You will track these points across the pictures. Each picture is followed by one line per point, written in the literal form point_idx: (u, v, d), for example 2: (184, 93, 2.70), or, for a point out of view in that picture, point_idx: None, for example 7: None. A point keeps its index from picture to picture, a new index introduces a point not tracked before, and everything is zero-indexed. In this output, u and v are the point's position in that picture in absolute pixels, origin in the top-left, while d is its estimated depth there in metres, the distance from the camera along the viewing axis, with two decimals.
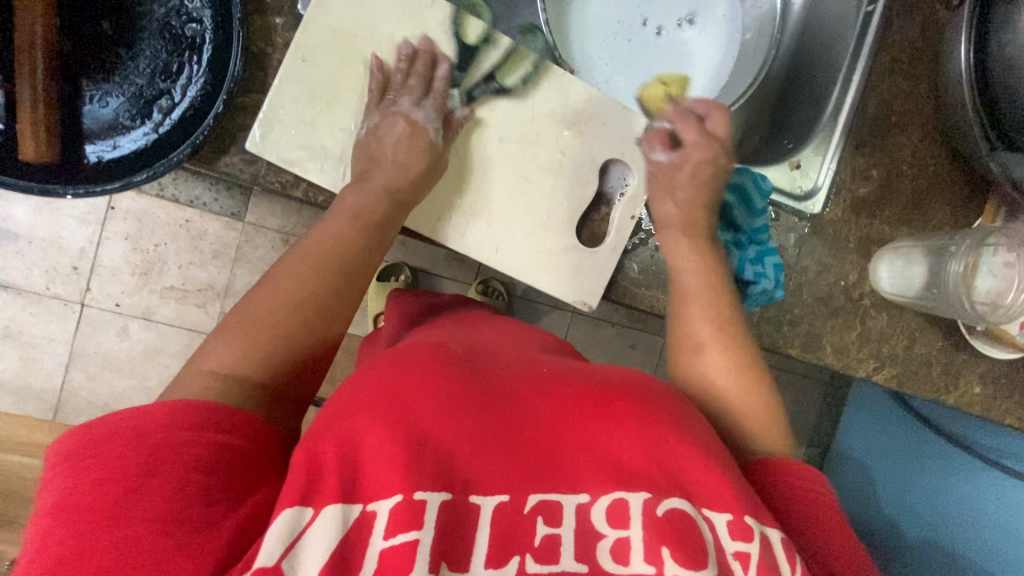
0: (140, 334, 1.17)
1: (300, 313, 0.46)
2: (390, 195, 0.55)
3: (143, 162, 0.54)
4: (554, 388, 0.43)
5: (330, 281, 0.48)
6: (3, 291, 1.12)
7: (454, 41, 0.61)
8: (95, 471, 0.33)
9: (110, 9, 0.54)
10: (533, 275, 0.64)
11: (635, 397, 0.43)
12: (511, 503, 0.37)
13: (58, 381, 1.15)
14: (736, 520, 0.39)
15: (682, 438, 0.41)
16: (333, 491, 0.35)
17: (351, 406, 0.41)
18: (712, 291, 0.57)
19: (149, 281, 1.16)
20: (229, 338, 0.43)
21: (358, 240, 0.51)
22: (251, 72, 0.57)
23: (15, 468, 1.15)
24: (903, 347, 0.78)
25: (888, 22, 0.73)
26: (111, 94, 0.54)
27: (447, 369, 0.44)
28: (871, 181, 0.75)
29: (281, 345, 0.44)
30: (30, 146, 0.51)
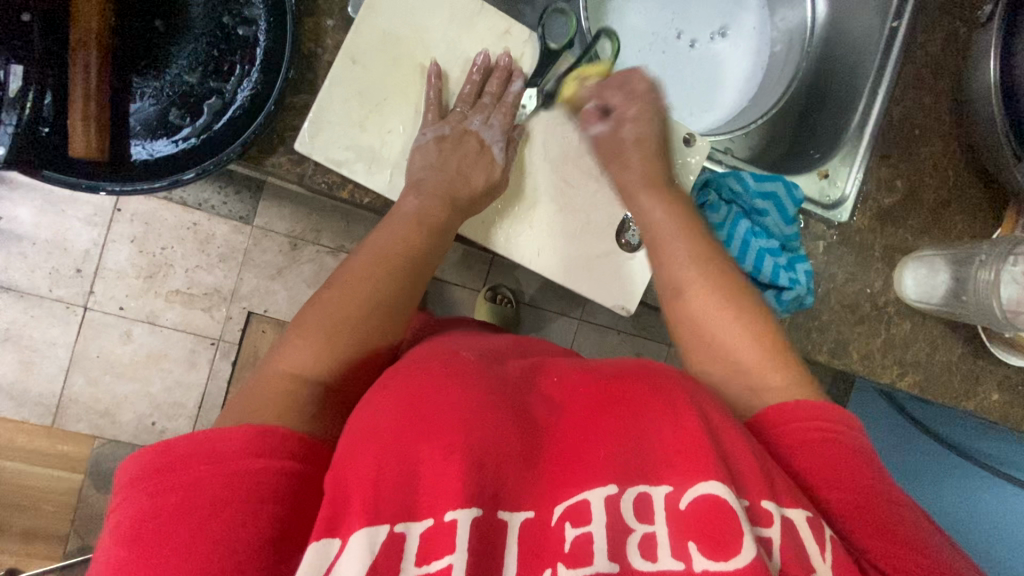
0: (144, 339, 1.14)
1: (375, 320, 0.48)
2: (451, 203, 0.56)
3: (191, 161, 0.54)
4: (570, 396, 0.44)
5: (401, 290, 0.50)
6: (5, 293, 1.09)
7: (501, 47, 0.62)
8: (169, 496, 0.33)
9: (162, 7, 0.54)
10: (573, 278, 0.65)
11: (656, 391, 0.42)
12: (537, 519, 0.38)
13: (58, 386, 1.12)
14: (756, 505, 0.37)
15: (702, 421, 0.40)
16: (360, 515, 0.34)
17: (369, 417, 0.39)
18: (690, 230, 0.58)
19: (155, 285, 1.14)
20: (311, 344, 0.44)
21: (424, 247, 0.52)
22: (301, 73, 0.57)
23: (11, 475, 1.12)
24: (924, 354, 0.79)
25: (912, 37, 0.76)
26: (160, 92, 0.54)
27: (466, 376, 0.42)
28: (896, 191, 0.77)
29: (357, 354, 0.46)
30: (82, 144, 0.50)
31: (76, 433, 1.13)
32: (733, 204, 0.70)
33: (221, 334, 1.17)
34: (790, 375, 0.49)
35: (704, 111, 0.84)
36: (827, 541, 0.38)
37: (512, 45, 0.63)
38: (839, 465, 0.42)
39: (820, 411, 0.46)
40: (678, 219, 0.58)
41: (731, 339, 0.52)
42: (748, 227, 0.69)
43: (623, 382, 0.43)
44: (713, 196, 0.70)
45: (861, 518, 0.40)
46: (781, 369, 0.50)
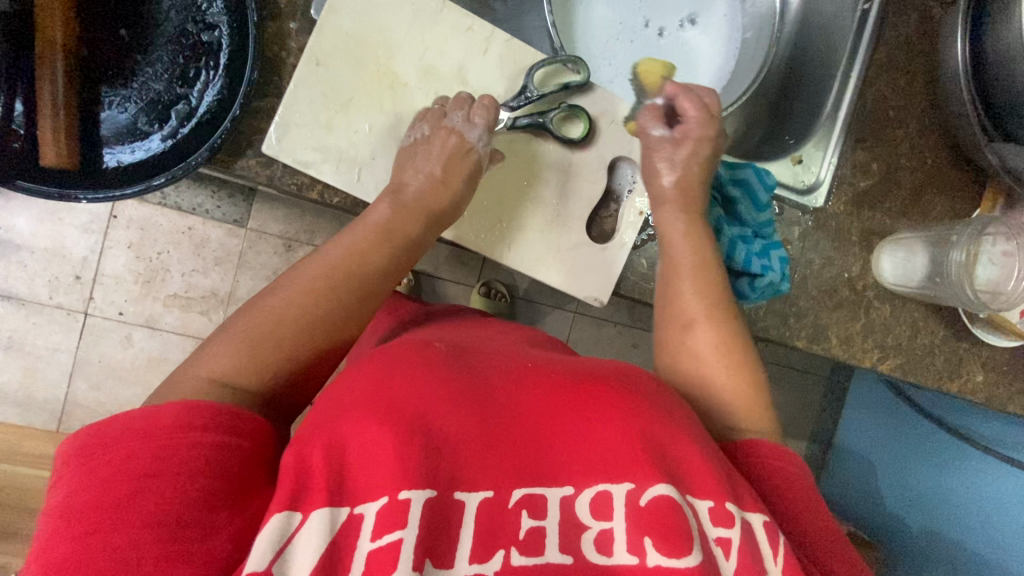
0: (144, 342, 1.17)
1: (309, 332, 0.46)
2: (421, 216, 0.56)
3: (161, 167, 0.55)
4: (542, 382, 0.43)
5: (342, 305, 0.48)
6: (7, 301, 1.12)
7: (464, 44, 0.62)
8: (103, 470, 0.33)
9: (129, 17, 0.55)
10: (544, 271, 0.65)
11: (618, 390, 0.42)
12: (495, 500, 0.38)
13: (63, 391, 1.14)
14: (718, 507, 0.39)
15: (663, 424, 0.41)
16: (321, 492, 0.35)
17: (340, 406, 0.41)
18: (704, 269, 0.59)
19: (153, 289, 1.16)
20: (233, 348, 0.43)
21: (382, 264, 0.52)
22: (266, 76, 0.58)
23: (22, 479, 1.15)
24: (906, 337, 0.79)
25: (884, 18, 0.75)
26: (129, 99, 0.55)
27: (432, 365, 0.44)
28: (872, 174, 0.76)
29: (280, 363, 0.45)
30: (52, 154, 0.52)
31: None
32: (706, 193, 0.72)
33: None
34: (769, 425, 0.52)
35: None
36: (780, 544, 0.39)
37: (476, 41, 0.63)
38: (796, 492, 0.46)
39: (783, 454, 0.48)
40: (704, 259, 0.59)
41: (726, 381, 0.53)
42: (721, 215, 0.70)
43: (593, 378, 0.43)
44: None
45: (812, 543, 0.43)
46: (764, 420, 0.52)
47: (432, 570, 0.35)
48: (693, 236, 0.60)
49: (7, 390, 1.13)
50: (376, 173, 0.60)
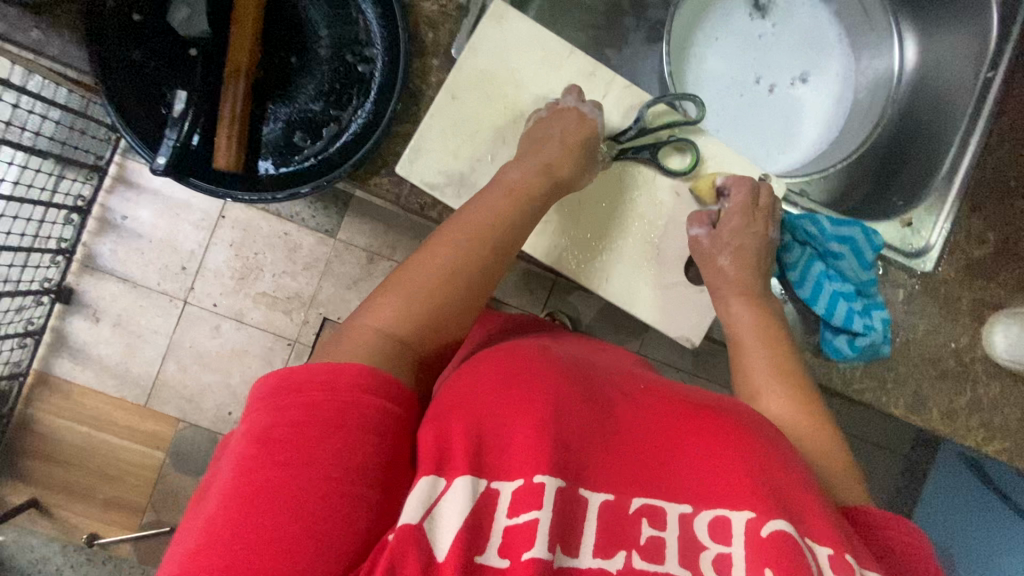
0: (231, 334, 1.25)
1: (456, 285, 0.51)
2: (552, 172, 0.59)
3: (307, 177, 0.62)
4: (658, 405, 0.45)
5: (480, 260, 0.52)
6: (122, 282, 1.22)
7: (584, 87, 0.66)
8: (290, 412, 0.37)
9: (297, 46, 0.63)
10: (639, 308, 0.66)
11: (742, 422, 0.44)
12: (615, 503, 0.39)
13: (155, 370, 1.24)
14: (838, 557, 0.37)
15: (787, 465, 0.41)
16: (463, 463, 0.37)
17: (473, 387, 0.43)
18: (769, 344, 0.61)
19: (245, 286, 1.25)
20: (393, 299, 0.48)
21: (514, 218, 0.55)
22: (406, 105, 0.64)
23: (106, 447, 1.23)
24: (1016, 420, 0.74)
25: (1009, 87, 0.75)
26: (287, 116, 0.63)
27: (559, 366, 0.45)
28: (987, 244, 0.74)
29: (432, 312, 0.49)
30: (224, 158, 0.59)
31: (164, 415, 1.24)
32: (807, 246, 0.70)
33: (297, 335, 1.26)
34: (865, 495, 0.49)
35: (782, 152, 0.83)
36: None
37: (597, 85, 0.66)
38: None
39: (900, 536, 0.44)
40: (767, 329, 0.62)
41: (815, 445, 0.52)
42: (822, 269, 0.68)
43: (713, 409, 0.45)
44: (788, 238, 0.69)
45: None
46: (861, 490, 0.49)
47: (563, 557, 0.35)
48: (760, 308, 0.63)
49: (108, 362, 1.23)
50: None
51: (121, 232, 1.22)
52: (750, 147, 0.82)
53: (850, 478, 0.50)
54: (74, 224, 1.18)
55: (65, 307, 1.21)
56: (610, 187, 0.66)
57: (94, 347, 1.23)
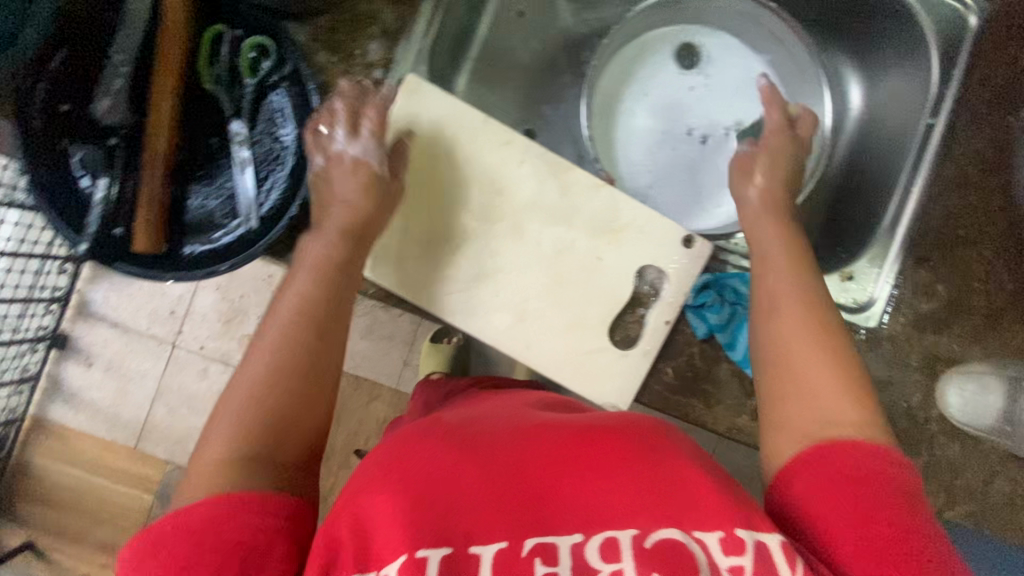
0: (219, 376, 1.22)
1: (307, 373, 0.46)
2: (352, 238, 0.58)
3: (227, 253, 0.63)
4: (530, 432, 0.43)
5: (313, 330, 0.49)
6: (113, 327, 1.20)
7: (501, 155, 0.66)
8: (174, 554, 0.36)
9: (218, 128, 0.65)
10: (563, 374, 0.66)
11: (612, 430, 0.43)
12: (509, 550, 0.35)
13: (145, 413, 1.22)
14: (729, 536, 0.36)
15: (660, 460, 0.40)
16: (348, 563, 0.35)
17: (355, 483, 0.41)
18: (795, 265, 0.54)
19: (231, 328, 1.22)
20: (227, 415, 0.43)
21: (322, 296, 0.52)
22: (324, 179, 0.65)
23: (98, 489, 1.22)
24: (980, 482, 0.70)
25: (952, 134, 0.71)
26: (210, 193, 0.65)
27: (436, 434, 0.44)
28: (937, 297, 0.71)
29: (272, 428, 0.43)
30: (144, 241, 0.60)
31: (152, 457, 1.22)
32: (737, 306, 0.68)
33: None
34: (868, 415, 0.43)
35: (719, 206, 0.79)
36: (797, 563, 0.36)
37: (514, 153, 0.66)
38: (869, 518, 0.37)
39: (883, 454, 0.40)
40: (794, 256, 0.55)
41: (812, 363, 0.46)
42: None
43: (586, 426, 0.43)
44: (713, 297, 0.68)
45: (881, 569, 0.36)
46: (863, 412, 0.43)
47: None
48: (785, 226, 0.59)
49: (100, 407, 1.21)
50: (411, 268, 0.64)
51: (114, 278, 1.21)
52: (682, 206, 0.79)
53: (852, 401, 0.44)
54: (68, 272, 1.14)
55: (61, 353, 1.20)
56: (529, 252, 0.66)
57: (87, 392, 1.21)
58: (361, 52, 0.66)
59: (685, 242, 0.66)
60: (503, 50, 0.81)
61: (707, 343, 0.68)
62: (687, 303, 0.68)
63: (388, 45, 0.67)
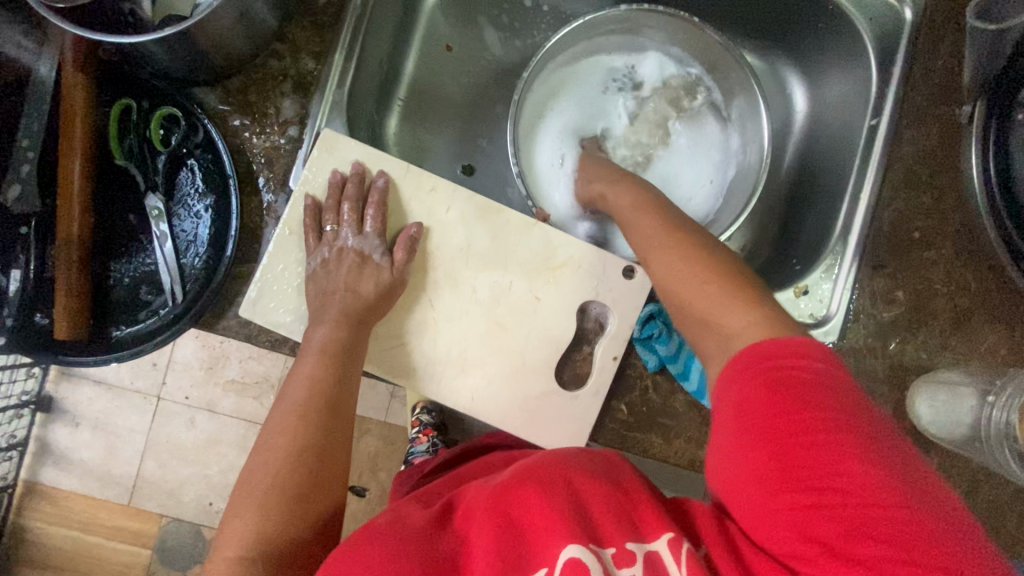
0: (205, 425, 1.19)
1: (317, 456, 0.50)
2: (354, 322, 0.58)
3: (152, 330, 0.61)
4: (467, 518, 0.46)
5: (323, 429, 0.52)
6: (96, 384, 1.17)
7: (426, 202, 0.64)
8: None
9: (134, 203, 0.63)
10: (511, 422, 0.64)
11: (517, 477, 0.46)
12: None
13: (135, 469, 1.19)
14: (621, 548, 0.39)
15: (566, 493, 0.43)
16: None
17: None
18: (655, 206, 0.59)
19: (215, 374, 1.19)
20: (248, 518, 0.47)
21: (332, 382, 0.54)
22: (246, 245, 0.63)
23: (94, 548, 1.20)
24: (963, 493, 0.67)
25: (898, 133, 0.68)
26: (132, 271, 0.63)
27: (378, 530, 0.45)
28: (897, 304, 0.68)
29: (288, 517, 0.48)
30: (65, 328, 0.59)
31: (147, 512, 1.20)
32: None
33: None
34: (758, 310, 0.46)
35: None
36: (683, 556, 0.38)
37: (440, 199, 0.64)
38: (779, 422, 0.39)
39: (801, 344, 0.41)
40: (640, 196, 0.60)
41: (695, 288, 0.50)
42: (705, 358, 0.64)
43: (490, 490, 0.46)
44: (660, 327, 0.65)
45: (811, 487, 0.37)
46: (749, 310, 0.46)
47: None
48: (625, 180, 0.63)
49: (89, 466, 1.18)
50: None
51: None
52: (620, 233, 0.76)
53: (741, 305, 0.47)
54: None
55: (47, 416, 1.17)
56: (462, 300, 0.64)
57: (76, 453, 1.18)
58: (275, 110, 0.64)
59: (625, 272, 0.65)
60: (433, 86, 0.79)
61: (660, 376, 0.66)
62: (634, 336, 0.66)
63: (302, 100, 0.65)
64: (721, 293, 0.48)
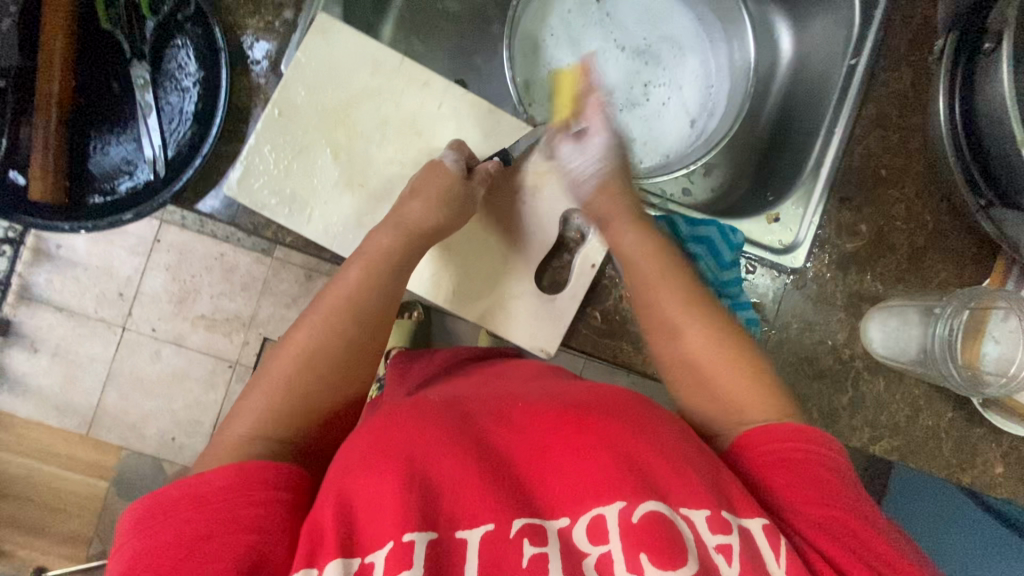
0: (172, 359, 1.10)
1: (344, 358, 0.50)
2: (412, 236, 0.58)
3: (130, 202, 0.61)
4: (532, 421, 0.44)
5: (344, 332, 0.51)
6: (56, 311, 1.07)
7: (420, 98, 0.64)
8: (185, 514, 0.37)
9: (118, 71, 0.62)
10: (489, 322, 0.66)
11: (607, 412, 0.43)
12: (496, 532, 0.37)
13: (96, 400, 1.11)
14: (714, 515, 0.39)
15: (654, 441, 0.42)
16: (332, 544, 0.35)
17: (342, 466, 0.41)
18: (668, 264, 0.57)
19: (184, 309, 1.08)
20: (256, 399, 0.46)
21: (375, 289, 0.54)
22: (234, 125, 0.62)
23: (48, 478, 1.15)
24: (904, 417, 0.72)
25: (873, 73, 0.72)
26: (113, 142, 0.62)
27: (429, 415, 0.44)
28: (860, 236, 0.72)
29: (302, 406, 0.47)
30: (39, 188, 0.58)
31: (107, 444, 1.14)
32: None
33: (238, 357, 1.12)
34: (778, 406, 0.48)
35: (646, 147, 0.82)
36: (782, 548, 0.38)
37: (433, 94, 0.64)
38: (813, 479, 0.42)
39: (811, 434, 0.45)
40: (654, 247, 0.58)
41: (718, 373, 0.50)
42: None
43: (569, 403, 0.45)
44: None
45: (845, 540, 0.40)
46: (768, 403, 0.48)
47: None
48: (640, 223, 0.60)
49: (47, 392, 1.10)
50: (328, 215, 0.63)
51: (53, 262, 1.06)
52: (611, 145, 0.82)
53: (760, 397, 0.49)
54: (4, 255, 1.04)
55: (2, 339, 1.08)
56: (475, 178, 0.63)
57: (34, 379, 1.09)
58: None
59: None
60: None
61: None
62: None
63: None
64: (741, 373, 0.50)
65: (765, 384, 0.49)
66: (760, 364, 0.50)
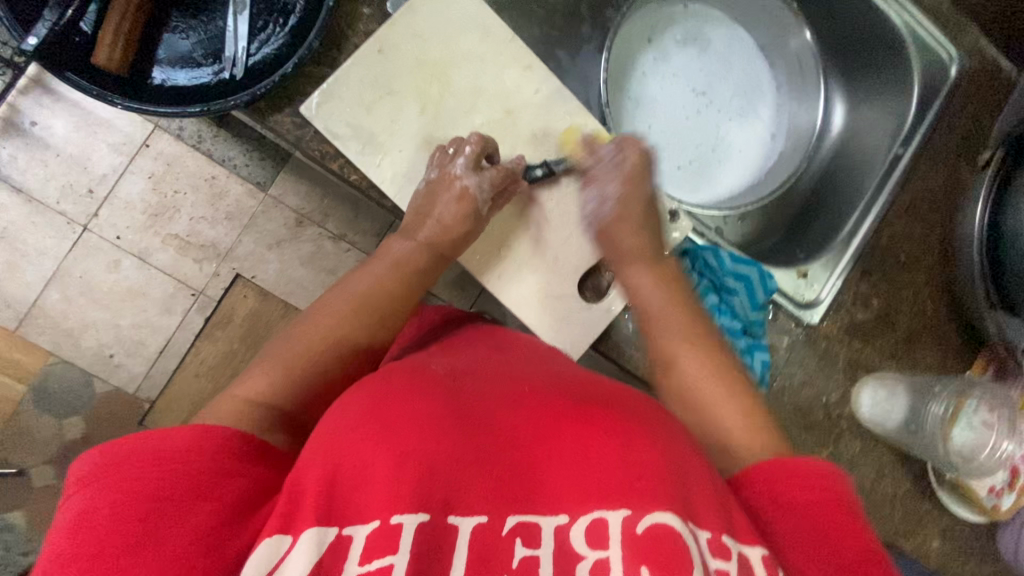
0: (131, 272, 1.00)
1: (355, 348, 0.49)
2: (434, 248, 0.58)
3: (201, 98, 0.57)
4: (538, 412, 0.41)
5: (363, 325, 0.50)
6: (12, 192, 0.96)
7: (517, 79, 0.64)
8: (136, 471, 0.32)
9: None
10: (530, 309, 0.65)
11: (619, 412, 0.40)
12: (488, 526, 0.34)
13: (32, 296, 0.97)
14: (714, 537, 0.34)
15: (671, 446, 0.38)
16: (311, 512, 0.32)
17: (332, 430, 0.37)
18: (676, 302, 0.58)
19: (159, 224, 1.00)
20: (269, 368, 0.45)
21: (396, 289, 0.54)
22: (326, 48, 0.60)
23: None
24: (870, 479, 0.78)
25: (915, 167, 0.78)
26: (193, 30, 0.58)
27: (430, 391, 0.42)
28: (870, 308, 0.78)
29: (312, 382, 0.46)
30: (104, 54, 0.53)
31: (34, 346, 0.97)
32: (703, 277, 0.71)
33: (203, 287, 1.02)
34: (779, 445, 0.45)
35: (708, 179, 0.86)
36: None
37: (531, 79, 0.65)
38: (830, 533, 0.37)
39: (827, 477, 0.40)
40: (667, 285, 0.59)
41: (718, 405, 0.48)
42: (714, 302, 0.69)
43: (582, 401, 0.42)
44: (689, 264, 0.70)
45: None
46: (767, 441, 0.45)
47: None
48: (655, 270, 0.60)
49: None
50: (398, 164, 0.61)
51: (24, 138, 0.96)
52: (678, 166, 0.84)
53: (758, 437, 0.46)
54: None
55: None
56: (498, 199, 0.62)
57: None
58: None
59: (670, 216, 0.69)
60: None
61: None
62: None
63: None
64: (744, 414, 0.47)
65: (769, 433, 0.46)
66: (765, 414, 0.48)
